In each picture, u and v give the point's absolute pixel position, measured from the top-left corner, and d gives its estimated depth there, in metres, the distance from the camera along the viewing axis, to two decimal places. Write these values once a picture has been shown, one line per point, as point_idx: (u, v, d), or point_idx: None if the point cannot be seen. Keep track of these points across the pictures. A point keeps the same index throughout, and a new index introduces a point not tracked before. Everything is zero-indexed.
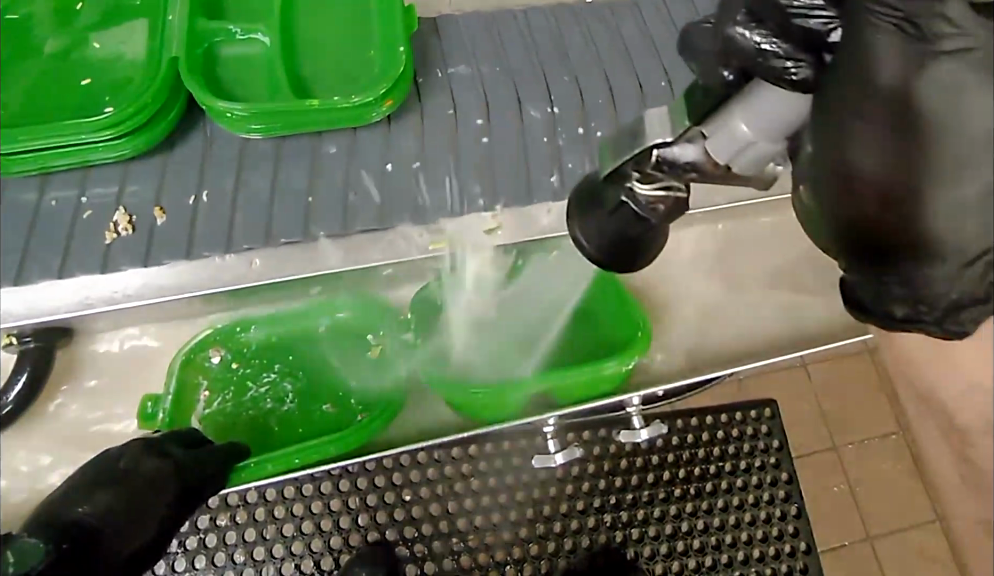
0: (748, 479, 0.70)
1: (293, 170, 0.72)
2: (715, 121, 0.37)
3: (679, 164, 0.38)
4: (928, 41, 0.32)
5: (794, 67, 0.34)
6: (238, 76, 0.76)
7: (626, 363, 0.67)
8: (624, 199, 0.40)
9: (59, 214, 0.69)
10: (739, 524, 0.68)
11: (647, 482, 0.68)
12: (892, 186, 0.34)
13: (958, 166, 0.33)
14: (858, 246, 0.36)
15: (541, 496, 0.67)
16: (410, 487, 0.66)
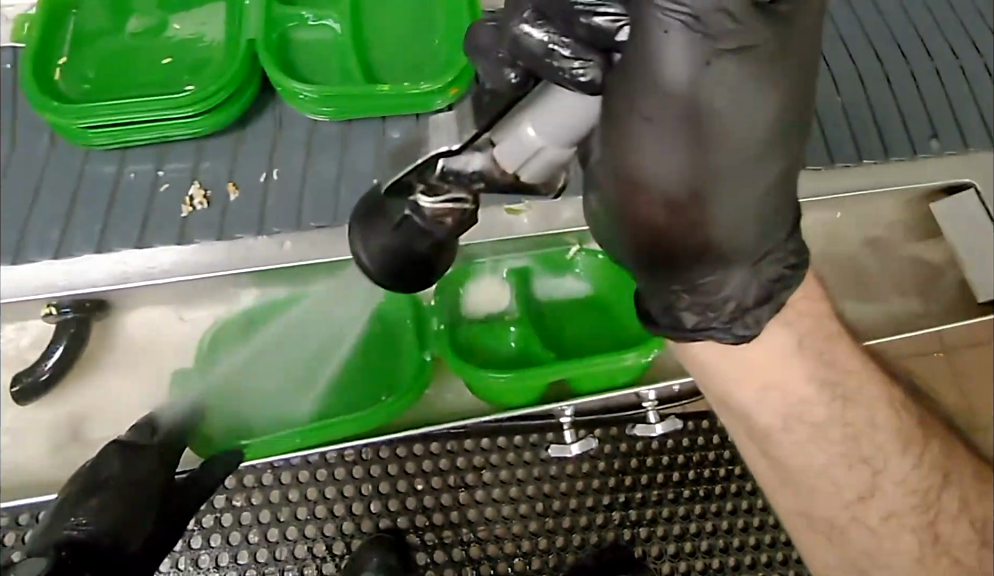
0: (758, 483, 0.68)
1: (358, 151, 0.76)
2: (503, 124, 0.35)
3: (465, 173, 0.36)
4: (713, 39, 0.31)
5: (582, 68, 0.33)
6: (311, 61, 0.78)
7: (645, 356, 0.67)
8: (407, 212, 0.39)
9: (138, 186, 0.74)
10: (746, 529, 0.66)
11: (656, 481, 0.67)
12: (680, 194, 0.33)
13: (737, 169, 0.33)
14: (651, 251, 0.35)
15: (552, 490, 0.66)
16: (421, 476, 0.67)
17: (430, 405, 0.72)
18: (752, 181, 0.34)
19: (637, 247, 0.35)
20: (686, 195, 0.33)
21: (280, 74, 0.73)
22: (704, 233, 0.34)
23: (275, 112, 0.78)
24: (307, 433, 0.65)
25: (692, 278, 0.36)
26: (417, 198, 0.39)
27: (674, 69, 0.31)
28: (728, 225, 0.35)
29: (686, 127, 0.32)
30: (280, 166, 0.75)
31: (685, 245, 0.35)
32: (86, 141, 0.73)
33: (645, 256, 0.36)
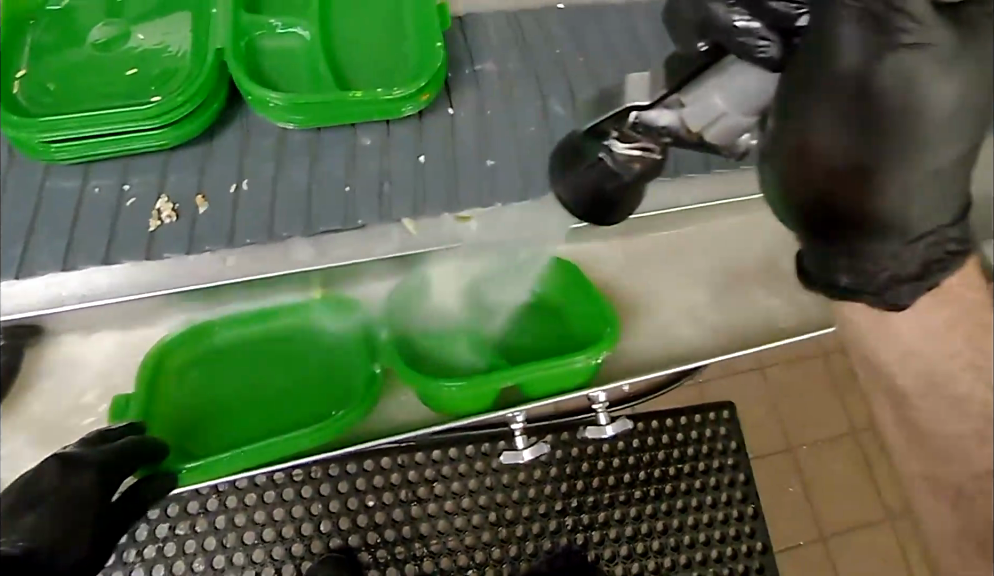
0: (703, 480, 0.68)
1: (327, 160, 0.62)
2: (693, 87, 0.37)
3: (655, 126, 0.39)
4: (889, 33, 0.29)
5: (762, 45, 0.33)
6: (282, 70, 0.65)
7: (594, 359, 0.58)
8: (603, 154, 0.43)
9: (99, 205, 0.59)
10: (693, 525, 0.66)
11: (608, 484, 0.66)
12: (849, 164, 0.30)
13: (919, 142, 0.29)
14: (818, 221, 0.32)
15: (504, 500, 0.64)
16: (373, 492, 0.62)
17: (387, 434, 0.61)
18: (928, 161, 0.30)
19: (805, 217, 0.33)
20: (847, 167, 0.30)
21: (243, 78, 0.60)
22: (869, 211, 0.31)
23: (239, 128, 0.64)
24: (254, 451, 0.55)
25: (862, 261, 0.33)
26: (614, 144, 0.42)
27: (852, 50, 0.29)
28: (898, 199, 0.31)
29: (857, 109, 0.30)
30: (251, 176, 0.61)
31: (839, 207, 0.31)
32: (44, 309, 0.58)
33: (810, 229, 0.33)
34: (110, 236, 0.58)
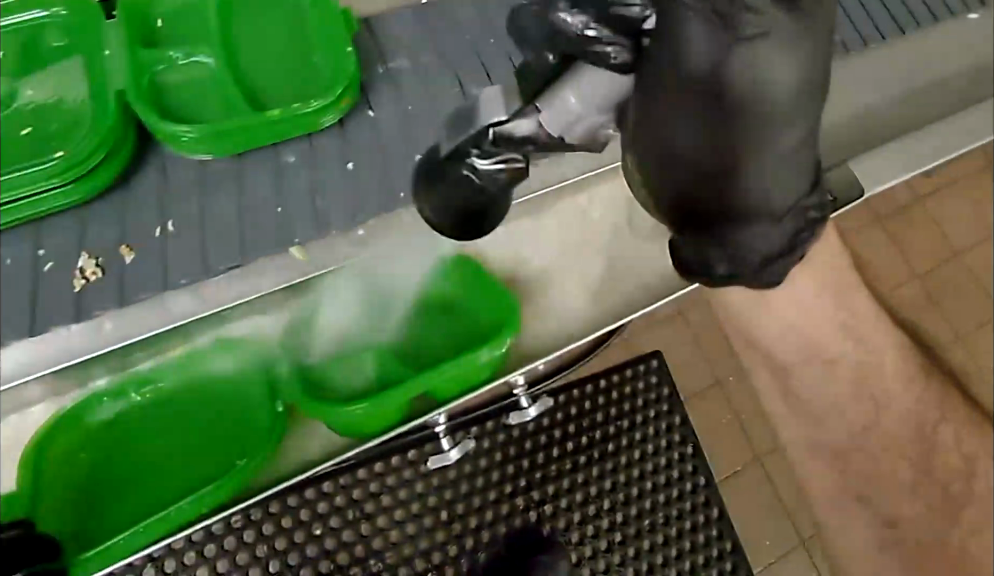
0: (604, 447, 0.90)
1: (219, 196, 0.66)
2: (548, 95, 0.41)
3: (515, 138, 0.42)
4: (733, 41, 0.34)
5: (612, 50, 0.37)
6: (189, 103, 0.67)
7: (497, 351, 0.65)
8: (465, 170, 0.45)
9: (16, 277, 0.61)
10: (574, 486, 0.88)
11: (521, 469, 0.87)
12: (689, 173, 0.37)
13: (781, 120, 0.35)
14: (685, 216, 0.39)
15: (425, 490, 0.83)
16: (320, 518, 0.80)
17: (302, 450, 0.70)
18: (765, 137, 0.36)
19: (670, 207, 0.39)
20: (710, 166, 0.37)
21: (156, 118, 0.63)
22: (727, 198, 0.37)
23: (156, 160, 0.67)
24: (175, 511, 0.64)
25: (720, 233, 0.39)
26: (442, 149, 0.47)
27: (698, 49, 0.34)
28: (762, 187, 0.37)
29: (707, 101, 0.35)
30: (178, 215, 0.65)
31: (702, 207, 0.38)
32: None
33: (673, 216, 0.40)
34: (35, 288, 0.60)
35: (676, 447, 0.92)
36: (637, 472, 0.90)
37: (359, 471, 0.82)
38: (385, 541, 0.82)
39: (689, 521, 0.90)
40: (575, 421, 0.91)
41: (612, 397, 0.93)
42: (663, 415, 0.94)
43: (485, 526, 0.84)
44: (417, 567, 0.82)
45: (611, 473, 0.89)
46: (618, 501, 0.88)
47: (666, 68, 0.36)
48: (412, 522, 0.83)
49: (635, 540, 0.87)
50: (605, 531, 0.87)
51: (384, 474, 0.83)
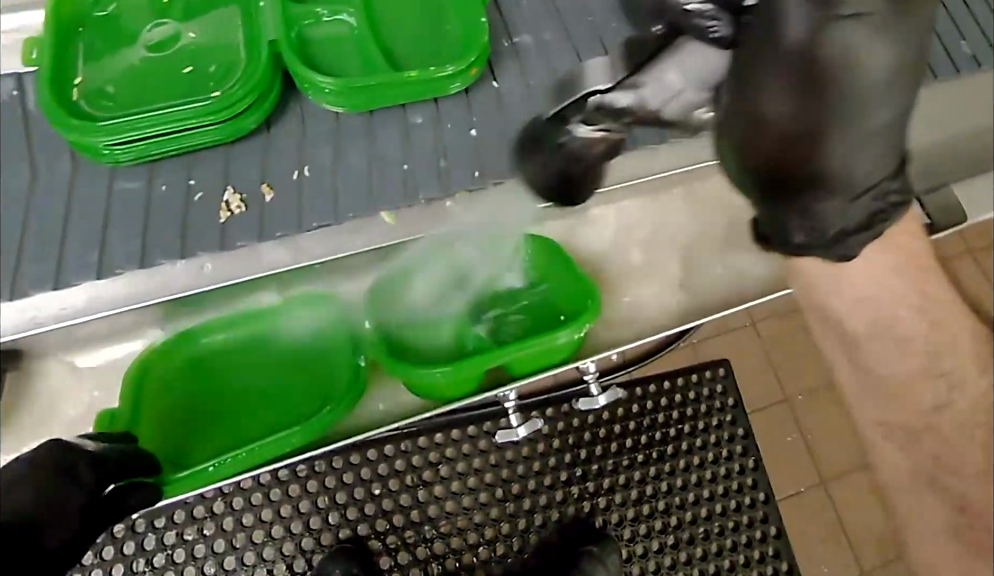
0: (664, 450, 0.90)
1: (351, 147, 0.68)
2: (650, 72, 0.43)
3: (616, 109, 0.44)
4: (827, 7, 0.33)
5: (714, 26, 0.39)
6: (331, 59, 0.71)
7: (576, 333, 0.67)
8: (565, 138, 0.48)
9: (169, 202, 0.65)
10: (629, 484, 0.89)
11: (579, 459, 0.88)
12: (800, 131, 0.34)
13: (861, 106, 0.34)
14: (769, 180, 0.36)
15: (481, 466, 0.86)
16: (379, 480, 0.84)
17: (377, 407, 0.72)
18: (868, 118, 0.34)
19: (763, 189, 0.37)
20: (805, 130, 0.34)
21: (300, 65, 0.67)
22: (823, 167, 0.35)
23: (296, 112, 0.70)
24: (241, 456, 0.65)
25: (806, 206, 0.37)
26: (573, 128, 0.47)
27: (794, 20, 0.33)
28: (845, 158, 0.35)
29: (805, 70, 0.34)
30: (313, 163, 0.67)
31: (798, 179, 0.36)
32: (113, 158, 0.65)
33: (768, 194, 0.37)
34: (187, 214, 0.65)
35: (737, 459, 0.91)
36: (695, 479, 0.90)
37: (421, 439, 0.86)
38: (440, 509, 0.85)
39: (744, 535, 0.89)
40: (638, 418, 0.91)
41: (676, 400, 0.93)
42: (726, 424, 0.93)
43: (538, 510, 0.86)
44: (467, 539, 0.84)
45: (668, 476, 0.89)
46: (673, 504, 0.88)
47: (764, 38, 0.35)
48: (468, 495, 0.85)
49: (686, 546, 0.87)
50: (657, 532, 0.87)
51: (443, 445, 0.86)
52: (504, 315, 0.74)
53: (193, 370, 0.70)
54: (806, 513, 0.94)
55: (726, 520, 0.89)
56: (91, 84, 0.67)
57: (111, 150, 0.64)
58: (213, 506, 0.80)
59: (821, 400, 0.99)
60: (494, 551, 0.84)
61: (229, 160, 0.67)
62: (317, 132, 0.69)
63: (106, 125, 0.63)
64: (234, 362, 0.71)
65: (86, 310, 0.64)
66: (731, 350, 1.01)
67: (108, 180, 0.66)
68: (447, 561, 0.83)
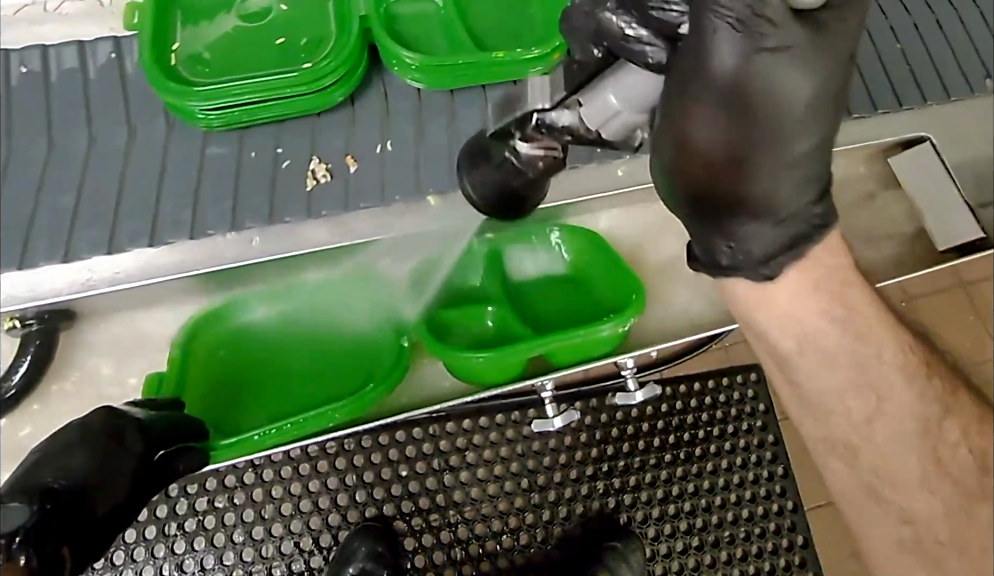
0: (691, 450, 0.90)
1: (434, 124, 0.73)
2: (589, 92, 0.43)
3: (556, 127, 0.45)
4: (753, 40, 0.35)
5: (650, 52, 0.39)
6: (418, 36, 0.75)
7: (619, 327, 0.67)
8: (508, 154, 0.49)
9: (259, 165, 0.70)
10: (655, 482, 0.88)
11: (606, 455, 0.88)
12: (722, 161, 0.38)
13: (768, 139, 0.37)
14: (695, 197, 0.40)
15: (508, 455, 0.87)
16: (405, 462, 0.85)
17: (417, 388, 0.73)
18: (785, 150, 0.38)
19: (687, 202, 0.41)
20: (722, 152, 0.38)
21: (387, 42, 0.71)
22: (743, 193, 0.39)
23: (379, 87, 0.74)
24: (285, 428, 0.66)
25: (729, 227, 0.41)
26: (516, 146, 0.48)
27: (724, 50, 0.35)
28: (768, 185, 0.39)
29: (733, 104, 0.37)
30: (394, 136, 0.72)
31: (724, 201, 0.40)
32: (205, 122, 0.69)
33: (691, 210, 0.41)
34: (269, 179, 0.70)
35: (765, 465, 0.91)
36: (722, 482, 0.89)
37: (449, 424, 0.87)
38: (465, 495, 0.85)
39: (770, 542, 0.88)
40: (667, 418, 0.91)
41: (707, 403, 0.92)
42: (756, 429, 0.92)
43: (563, 503, 0.86)
44: (492, 526, 0.85)
45: (695, 477, 0.89)
46: (699, 506, 0.88)
47: (685, 65, 0.37)
48: (493, 483, 0.86)
49: (710, 550, 0.87)
50: (682, 533, 0.87)
51: (471, 432, 0.87)
52: (543, 304, 0.74)
53: (238, 339, 0.71)
54: (834, 525, 0.93)
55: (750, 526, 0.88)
56: (188, 49, 0.72)
57: (206, 113, 0.69)
58: (244, 475, 0.82)
59: None
60: (517, 540, 0.85)
61: (317, 128, 0.72)
62: (399, 107, 0.73)
63: (203, 90, 0.67)
64: (273, 337, 0.72)
65: (142, 275, 0.66)
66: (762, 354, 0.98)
67: (201, 144, 0.71)
68: (471, 546, 0.84)
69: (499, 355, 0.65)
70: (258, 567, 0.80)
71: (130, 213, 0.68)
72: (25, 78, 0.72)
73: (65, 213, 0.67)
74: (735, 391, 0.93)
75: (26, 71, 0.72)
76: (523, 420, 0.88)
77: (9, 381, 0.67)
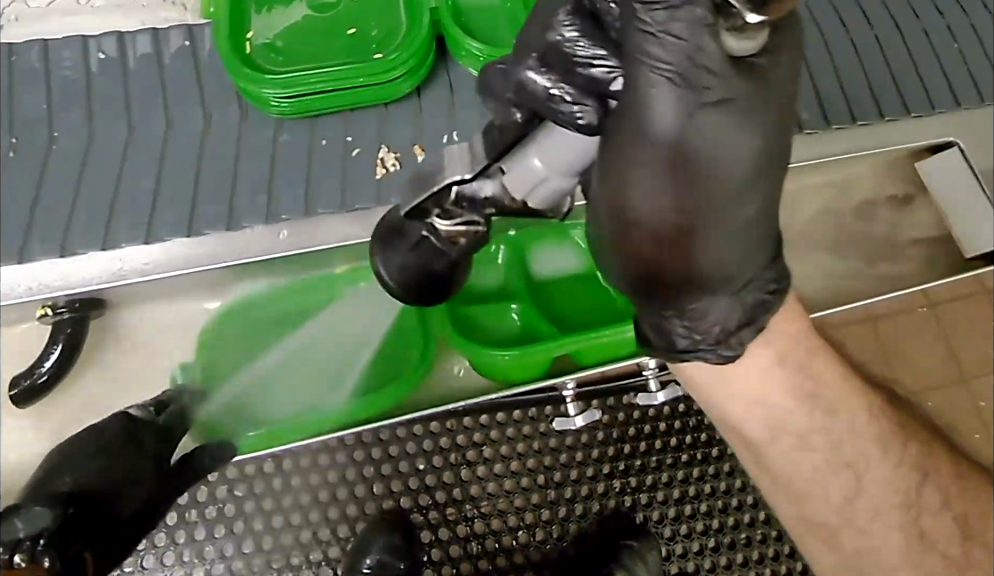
0: (707, 452, 0.89)
1: None
2: (511, 157, 0.40)
3: (477, 199, 0.42)
4: (697, 93, 0.34)
5: (579, 111, 0.37)
6: (486, 23, 0.75)
7: None
8: (425, 232, 0.45)
9: (330, 153, 0.72)
10: (671, 483, 0.88)
11: (623, 453, 0.88)
12: (668, 229, 0.36)
13: (723, 199, 0.36)
14: (645, 280, 0.38)
15: (525, 451, 0.87)
16: (422, 456, 0.86)
17: None
18: (734, 210, 0.36)
19: (636, 281, 0.39)
20: (672, 220, 0.36)
21: (458, 32, 0.72)
22: (695, 263, 0.37)
23: (445, 78, 0.75)
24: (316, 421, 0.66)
25: (677, 303, 0.39)
26: (433, 221, 0.44)
27: (666, 115, 0.34)
28: (716, 252, 0.37)
29: (676, 166, 0.35)
30: (463, 126, 0.73)
31: (675, 272, 0.38)
32: (278, 111, 0.71)
33: (643, 290, 0.39)
34: (316, 165, 0.71)
35: None
36: (740, 484, 0.89)
37: (465, 419, 0.87)
38: (482, 490, 0.86)
39: (789, 546, 0.87)
40: (686, 419, 0.90)
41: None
42: None
43: (578, 501, 0.87)
44: (508, 522, 0.85)
45: (713, 478, 0.89)
46: (716, 507, 0.88)
47: (622, 136, 0.35)
48: (510, 479, 0.86)
49: (728, 551, 0.86)
50: (698, 534, 0.87)
51: (487, 427, 0.87)
52: (570, 301, 0.74)
53: (261, 331, 0.72)
54: None
55: (766, 528, 0.87)
56: (263, 38, 0.73)
57: (277, 101, 0.70)
58: (265, 465, 0.83)
59: None
60: (533, 536, 0.85)
61: (387, 121, 0.73)
62: (466, 99, 0.74)
63: (278, 79, 0.69)
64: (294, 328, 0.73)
65: (169, 265, 0.67)
66: None
67: (274, 132, 0.72)
68: (487, 541, 0.84)
69: (521, 354, 0.66)
70: (277, 556, 0.81)
71: (209, 199, 0.69)
72: (102, 64, 0.73)
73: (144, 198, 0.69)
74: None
75: (103, 58, 0.74)
76: (541, 416, 0.88)
77: (40, 369, 0.68)
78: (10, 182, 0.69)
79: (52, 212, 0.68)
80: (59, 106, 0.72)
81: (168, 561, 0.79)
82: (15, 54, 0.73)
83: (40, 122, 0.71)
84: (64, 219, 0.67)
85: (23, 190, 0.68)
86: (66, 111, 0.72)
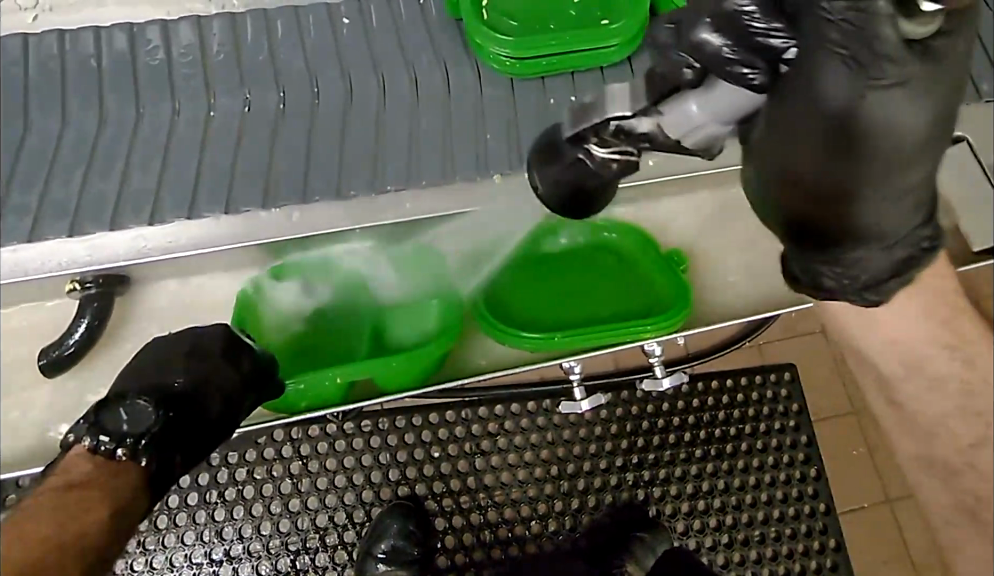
0: (723, 448, 0.93)
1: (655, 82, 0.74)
2: (670, 100, 0.33)
3: (634, 134, 0.35)
4: (866, 75, 0.27)
5: (749, 74, 0.30)
6: None
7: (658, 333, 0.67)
8: (581, 156, 0.37)
9: (498, 105, 0.73)
10: (686, 477, 0.92)
11: (638, 447, 0.92)
12: (823, 199, 0.30)
13: (868, 189, 0.29)
14: (815, 237, 0.32)
15: (540, 442, 0.91)
16: (439, 444, 0.89)
17: (471, 350, 0.71)
18: (896, 184, 0.29)
19: (785, 224, 0.32)
20: (832, 199, 0.30)
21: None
22: (843, 233, 0.31)
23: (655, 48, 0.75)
24: (334, 392, 0.66)
25: (838, 257, 0.33)
26: (590, 148, 0.37)
27: (832, 93, 0.28)
28: (870, 220, 0.31)
29: (828, 137, 0.28)
30: None
31: (824, 227, 0.31)
32: (502, 65, 0.73)
33: (791, 235, 0.33)
34: (415, 129, 0.72)
35: (799, 465, 0.94)
36: (754, 480, 0.92)
37: (481, 409, 0.91)
38: (496, 479, 0.89)
39: (801, 544, 0.91)
40: (699, 414, 0.94)
41: (738, 399, 0.96)
42: (789, 429, 0.95)
43: (593, 492, 0.90)
44: (521, 512, 0.88)
45: (726, 474, 0.92)
46: (729, 503, 0.91)
47: (788, 110, 0.29)
48: (523, 469, 0.90)
49: (740, 547, 0.90)
50: (711, 529, 0.90)
51: (502, 417, 0.91)
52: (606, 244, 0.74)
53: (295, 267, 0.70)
54: (863, 520, 0.96)
55: (778, 526, 0.91)
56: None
57: (506, 59, 0.72)
58: (285, 450, 0.86)
59: (885, 409, 1.00)
60: (546, 526, 0.88)
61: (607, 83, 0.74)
62: None
63: (509, 40, 0.71)
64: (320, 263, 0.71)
65: (210, 244, 0.66)
66: (800, 355, 1.01)
67: (444, 82, 0.74)
68: (500, 530, 0.88)
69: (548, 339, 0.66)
70: (294, 538, 0.84)
71: (455, 149, 0.71)
72: (347, 29, 0.76)
73: (293, 160, 0.69)
74: (768, 389, 0.97)
75: (347, 23, 0.76)
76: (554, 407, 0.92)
77: (69, 339, 0.66)
78: (257, 145, 0.70)
79: (203, 177, 0.68)
80: (316, 66, 0.74)
81: (188, 540, 0.83)
82: (268, 17, 0.76)
83: (303, 80, 0.73)
84: (265, 172, 0.68)
85: (213, 151, 0.69)
86: (325, 70, 0.74)
